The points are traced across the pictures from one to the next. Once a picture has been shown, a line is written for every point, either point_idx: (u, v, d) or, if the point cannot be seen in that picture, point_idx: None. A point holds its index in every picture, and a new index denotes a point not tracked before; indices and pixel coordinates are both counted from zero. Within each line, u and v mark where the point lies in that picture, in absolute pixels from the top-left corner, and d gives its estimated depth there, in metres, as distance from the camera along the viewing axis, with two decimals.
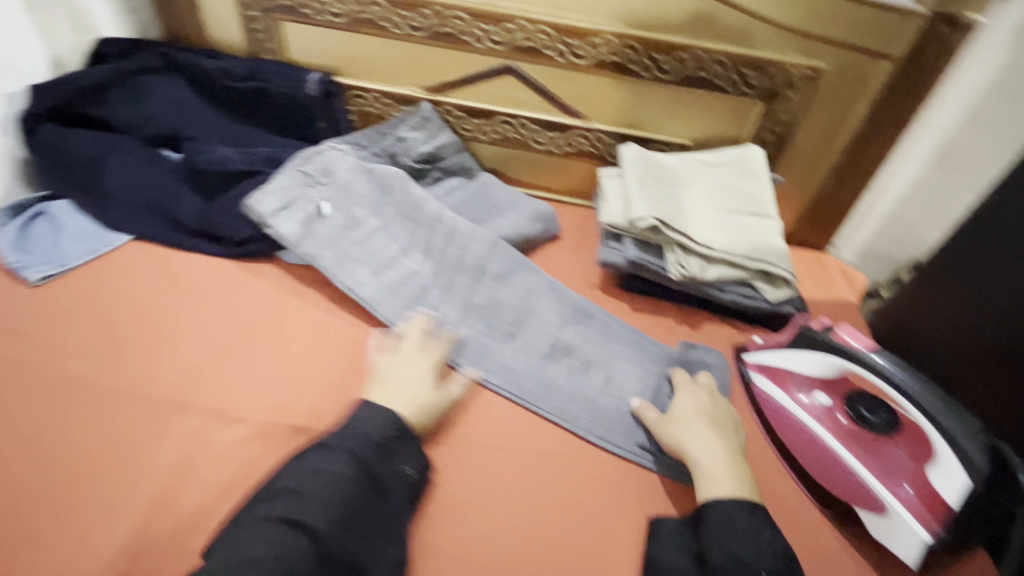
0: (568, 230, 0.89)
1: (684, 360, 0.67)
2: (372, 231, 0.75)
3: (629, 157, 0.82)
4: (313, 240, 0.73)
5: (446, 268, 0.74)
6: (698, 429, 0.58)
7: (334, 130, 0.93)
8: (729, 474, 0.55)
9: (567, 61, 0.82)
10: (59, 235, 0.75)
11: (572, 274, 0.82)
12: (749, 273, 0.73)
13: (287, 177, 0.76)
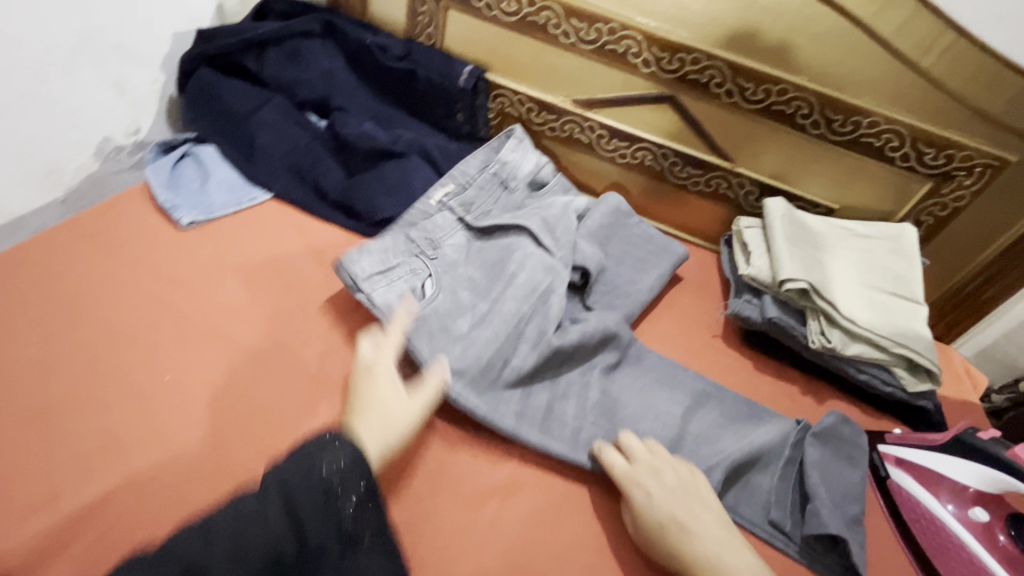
0: (691, 270, 0.87)
1: (829, 434, 0.62)
2: (480, 318, 0.63)
3: (776, 212, 0.79)
4: (415, 323, 0.60)
5: (558, 358, 0.63)
6: (688, 523, 0.51)
7: (469, 123, 0.91)
8: (728, 552, 0.50)
9: (733, 102, 0.80)
10: (206, 182, 0.77)
11: (694, 318, 0.79)
12: (896, 362, 0.69)
13: (391, 239, 0.66)
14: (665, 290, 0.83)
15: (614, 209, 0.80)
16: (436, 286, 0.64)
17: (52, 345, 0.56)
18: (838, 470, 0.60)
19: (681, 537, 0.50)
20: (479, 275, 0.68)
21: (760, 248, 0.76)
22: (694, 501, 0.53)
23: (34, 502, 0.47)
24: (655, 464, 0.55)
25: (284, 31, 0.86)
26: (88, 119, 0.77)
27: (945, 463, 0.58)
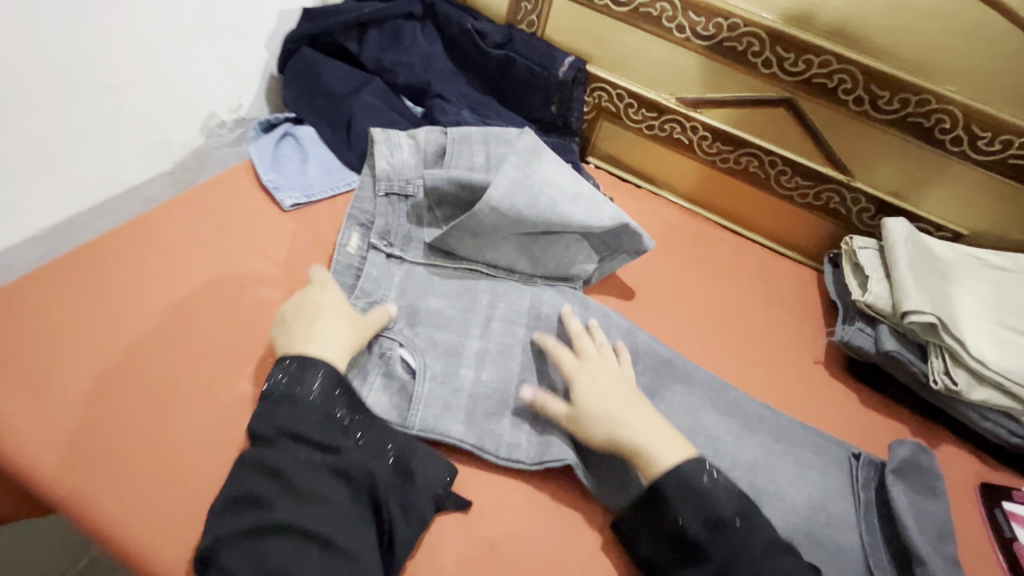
0: (792, 290, 0.81)
1: (912, 464, 0.58)
2: (477, 363, 0.59)
3: (898, 233, 0.72)
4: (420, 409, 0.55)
5: None
6: (618, 413, 0.52)
7: (563, 118, 0.89)
8: (663, 444, 0.50)
9: (861, 110, 0.74)
10: (304, 163, 0.78)
11: (792, 340, 0.74)
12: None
13: None
14: (758, 307, 0.77)
15: (540, 149, 0.70)
16: (421, 345, 0.59)
17: (166, 319, 0.58)
18: (924, 506, 0.56)
19: (609, 423, 0.52)
20: (448, 307, 0.63)
21: (877, 272, 0.71)
22: (618, 384, 0.56)
23: (157, 475, 0.48)
24: (599, 359, 0.58)
25: (386, 14, 0.86)
26: (198, 93, 0.79)
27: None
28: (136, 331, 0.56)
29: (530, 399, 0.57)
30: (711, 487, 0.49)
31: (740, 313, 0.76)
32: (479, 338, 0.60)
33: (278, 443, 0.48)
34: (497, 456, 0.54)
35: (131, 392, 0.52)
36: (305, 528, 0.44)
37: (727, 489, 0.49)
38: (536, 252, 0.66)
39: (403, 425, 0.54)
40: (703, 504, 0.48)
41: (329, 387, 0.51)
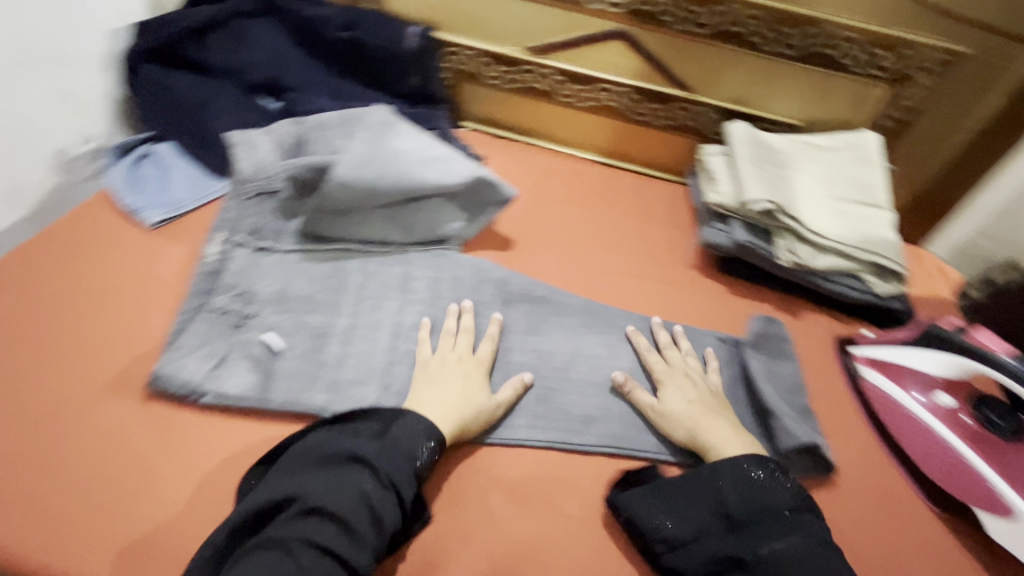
0: (664, 207, 0.87)
1: (765, 335, 0.67)
2: (347, 333, 0.61)
3: (737, 136, 0.79)
4: (282, 384, 0.56)
5: (461, 337, 0.64)
6: (700, 419, 0.58)
7: (426, 89, 0.90)
8: (730, 444, 0.56)
9: (683, 29, 0.79)
10: (165, 179, 0.77)
11: (667, 251, 0.80)
12: (866, 268, 0.71)
13: (204, 324, 0.59)
14: (631, 228, 0.83)
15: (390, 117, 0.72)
16: (289, 330, 0.60)
17: (37, 358, 0.57)
18: (778, 368, 0.65)
19: (688, 428, 0.58)
20: (316, 289, 0.65)
21: (724, 174, 0.77)
22: (705, 391, 0.61)
23: (52, 505, 0.49)
24: (683, 366, 0.63)
25: (221, 14, 0.84)
26: (37, 130, 0.76)
27: (905, 355, 0.60)
28: (10, 376, 0.56)
29: (403, 360, 0.61)
30: (767, 482, 0.52)
31: (618, 237, 0.81)
32: (349, 315, 0.63)
33: (371, 479, 0.48)
34: None
35: (15, 434, 0.53)
36: (375, 537, 0.46)
37: (783, 485, 0.52)
38: (404, 220, 0.70)
39: (263, 400, 0.55)
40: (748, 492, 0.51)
41: (432, 451, 0.52)
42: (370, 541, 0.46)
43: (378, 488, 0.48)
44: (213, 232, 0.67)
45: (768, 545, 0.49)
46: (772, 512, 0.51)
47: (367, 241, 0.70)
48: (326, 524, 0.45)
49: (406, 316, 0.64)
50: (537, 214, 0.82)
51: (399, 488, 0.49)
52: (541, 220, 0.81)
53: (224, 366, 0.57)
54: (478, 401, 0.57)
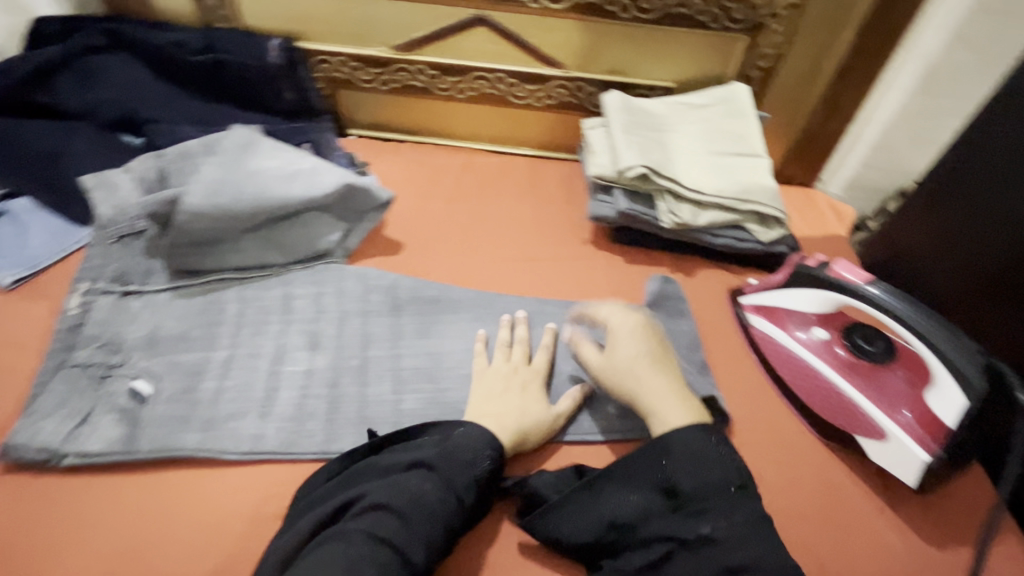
0: (558, 185, 0.87)
1: (661, 296, 0.66)
2: (223, 366, 0.59)
3: (612, 105, 0.78)
4: (150, 432, 0.54)
5: (346, 351, 0.62)
6: (641, 373, 0.55)
7: (302, 100, 0.87)
8: (677, 408, 0.53)
9: (540, 6, 0.78)
10: (22, 235, 0.72)
11: (562, 230, 0.80)
12: (749, 218, 0.73)
13: (63, 380, 0.56)
14: (526, 211, 0.81)
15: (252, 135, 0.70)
16: (160, 374, 0.58)
17: None
18: (675, 327, 0.64)
19: (626, 382, 0.55)
20: (188, 326, 0.62)
21: (602, 145, 0.77)
22: (653, 343, 0.57)
23: None
24: (632, 316, 0.59)
25: (67, 54, 0.79)
26: None
27: (785, 297, 0.62)
28: None
29: (286, 384, 0.59)
30: (707, 454, 0.49)
31: (512, 221, 0.79)
32: (226, 346, 0.61)
33: (436, 475, 0.48)
34: (239, 453, 0.54)
35: None
36: (433, 533, 0.46)
37: (727, 459, 0.49)
38: (277, 240, 0.67)
39: (129, 451, 0.53)
40: (689, 465, 0.49)
41: (494, 460, 0.51)
42: (435, 540, 0.46)
43: (439, 491, 0.47)
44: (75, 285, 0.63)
45: (705, 521, 0.47)
46: (713, 488, 0.48)
47: (243, 269, 0.67)
48: (386, 518, 0.46)
49: (288, 338, 0.62)
50: (427, 210, 0.79)
51: (459, 493, 0.48)
52: (432, 216, 0.79)
53: (86, 422, 0.54)
54: (538, 414, 0.56)
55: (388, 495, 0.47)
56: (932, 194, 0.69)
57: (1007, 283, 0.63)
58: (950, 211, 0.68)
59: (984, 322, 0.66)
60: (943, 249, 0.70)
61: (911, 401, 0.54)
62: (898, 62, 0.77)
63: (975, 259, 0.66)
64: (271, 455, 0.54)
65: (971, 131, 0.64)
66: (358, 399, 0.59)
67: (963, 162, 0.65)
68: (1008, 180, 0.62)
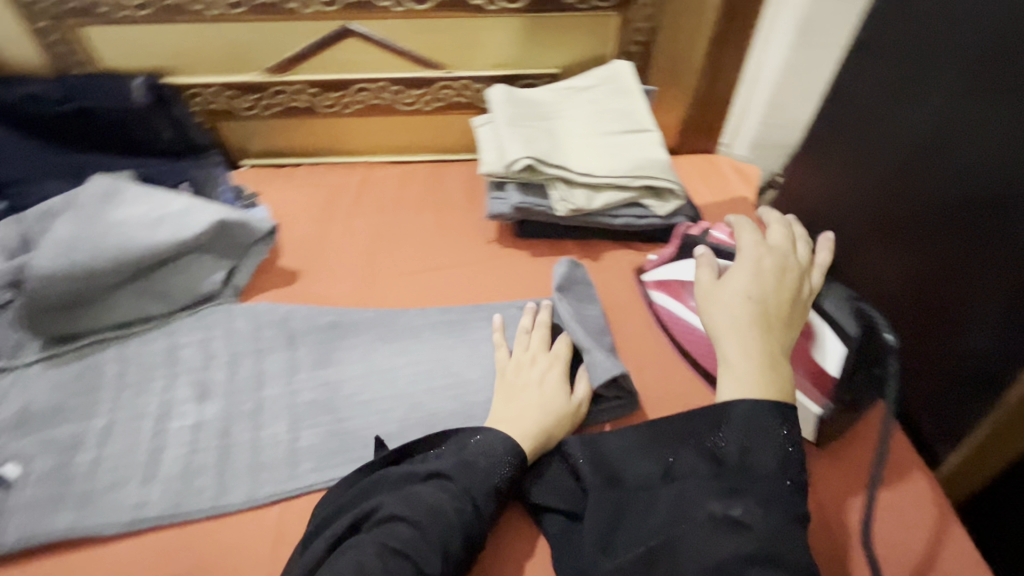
0: (460, 184, 0.83)
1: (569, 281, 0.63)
2: (102, 432, 0.56)
3: (495, 99, 0.74)
4: (24, 512, 0.50)
5: (232, 405, 0.57)
6: (748, 322, 0.43)
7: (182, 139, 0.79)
8: (738, 369, 0.42)
9: (406, 8, 0.71)
10: None
11: (466, 232, 0.75)
12: (644, 193, 0.70)
13: None
14: (415, 217, 0.77)
15: (125, 190, 0.65)
16: (36, 450, 0.54)
17: None
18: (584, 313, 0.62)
19: (727, 324, 0.44)
20: (62, 397, 0.58)
21: (488, 141, 0.73)
22: (774, 287, 0.45)
23: None
24: (760, 246, 0.48)
25: None
26: None
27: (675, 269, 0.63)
28: None
29: (172, 442, 0.55)
30: (762, 422, 0.40)
31: (405, 231, 0.75)
32: (106, 412, 0.57)
33: (450, 483, 0.45)
34: (117, 526, 0.50)
35: None
36: (450, 542, 0.43)
37: (778, 426, 0.40)
38: (155, 288, 0.63)
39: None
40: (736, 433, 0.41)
41: (515, 469, 0.46)
42: (455, 546, 0.43)
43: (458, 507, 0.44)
44: None
45: (736, 503, 0.38)
46: (767, 471, 0.39)
47: (123, 324, 0.63)
48: (400, 526, 0.43)
49: (175, 392, 0.58)
50: (309, 232, 0.74)
51: (477, 503, 0.45)
52: (315, 240, 0.73)
53: None
54: (559, 405, 0.51)
55: (404, 505, 0.44)
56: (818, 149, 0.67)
57: None
58: None
59: None
60: None
61: (797, 357, 0.50)
62: (768, 20, 0.72)
63: None
64: (154, 523, 0.50)
65: (835, 82, 0.61)
66: (247, 459, 0.54)
67: (834, 113, 0.63)
68: None
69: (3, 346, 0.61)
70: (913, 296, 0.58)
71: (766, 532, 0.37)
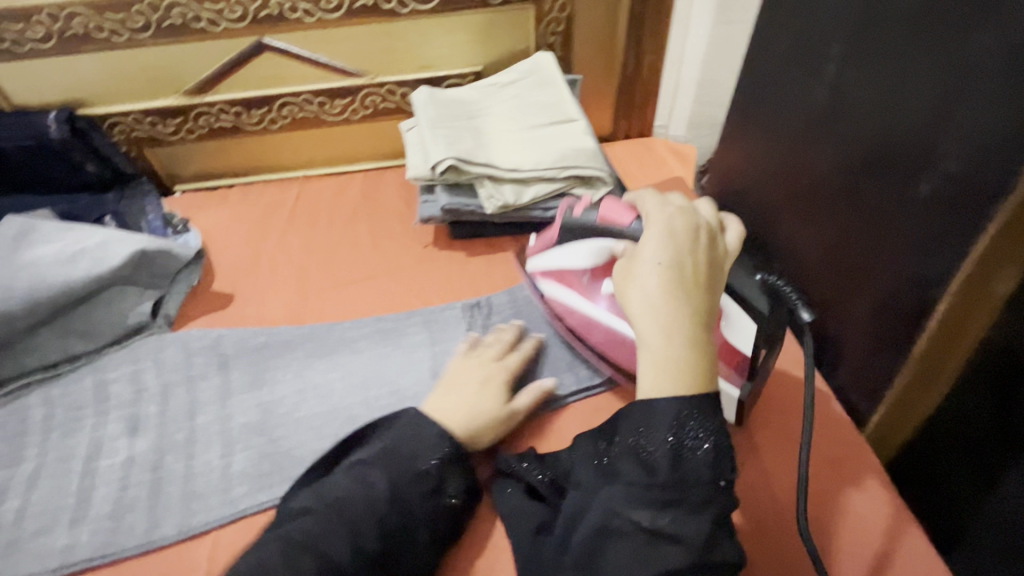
0: (482, 251, 0.93)
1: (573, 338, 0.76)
2: (146, 453, 0.68)
3: (526, 170, 0.87)
4: (89, 513, 0.63)
5: (263, 427, 0.71)
6: (649, 291, 0.54)
7: (281, 213, 1.03)
8: (664, 373, 0.52)
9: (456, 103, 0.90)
10: None
11: (481, 287, 0.88)
12: (574, 183, 0.90)
13: (23, 474, 0.67)
14: (427, 264, 0.92)
15: (142, 251, 0.79)
16: (104, 464, 0.68)
17: None
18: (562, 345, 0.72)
19: (637, 301, 0.54)
20: (123, 423, 0.71)
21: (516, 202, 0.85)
22: (685, 254, 0.56)
23: None
24: (677, 214, 0.60)
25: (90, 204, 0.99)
26: None
27: (564, 254, 0.74)
28: None
29: (204, 469, 0.67)
30: (660, 425, 0.50)
31: (418, 274, 0.90)
32: (154, 439, 0.70)
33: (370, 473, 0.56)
34: (145, 536, 0.61)
35: None
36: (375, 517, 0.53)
37: (698, 444, 0.50)
38: (217, 339, 0.80)
39: (72, 529, 0.62)
40: (665, 447, 0.50)
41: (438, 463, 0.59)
42: (378, 527, 0.53)
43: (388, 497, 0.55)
44: (43, 391, 0.74)
45: (665, 515, 0.48)
46: (699, 478, 0.49)
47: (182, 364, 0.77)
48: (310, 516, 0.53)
49: (209, 423, 0.71)
50: (343, 271, 0.91)
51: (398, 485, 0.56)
52: (344, 279, 0.91)
53: (39, 507, 0.64)
54: (494, 407, 0.66)
55: (337, 493, 0.55)
56: (796, 201, 0.74)
57: (855, 280, 0.66)
58: (808, 217, 0.72)
59: (850, 324, 0.68)
60: (812, 254, 0.73)
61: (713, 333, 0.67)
62: (741, 102, 0.83)
63: (833, 259, 0.69)
64: (174, 537, 0.62)
65: (811, 134, 0.69)
66: (265, 475, 0.66)
67: (810, 165, 0.70)
68: (837, 181, 0.66)
69: (70, 398, 0.74)
70: (876, 327, 0.64)
71: (694, 545, 0.47)
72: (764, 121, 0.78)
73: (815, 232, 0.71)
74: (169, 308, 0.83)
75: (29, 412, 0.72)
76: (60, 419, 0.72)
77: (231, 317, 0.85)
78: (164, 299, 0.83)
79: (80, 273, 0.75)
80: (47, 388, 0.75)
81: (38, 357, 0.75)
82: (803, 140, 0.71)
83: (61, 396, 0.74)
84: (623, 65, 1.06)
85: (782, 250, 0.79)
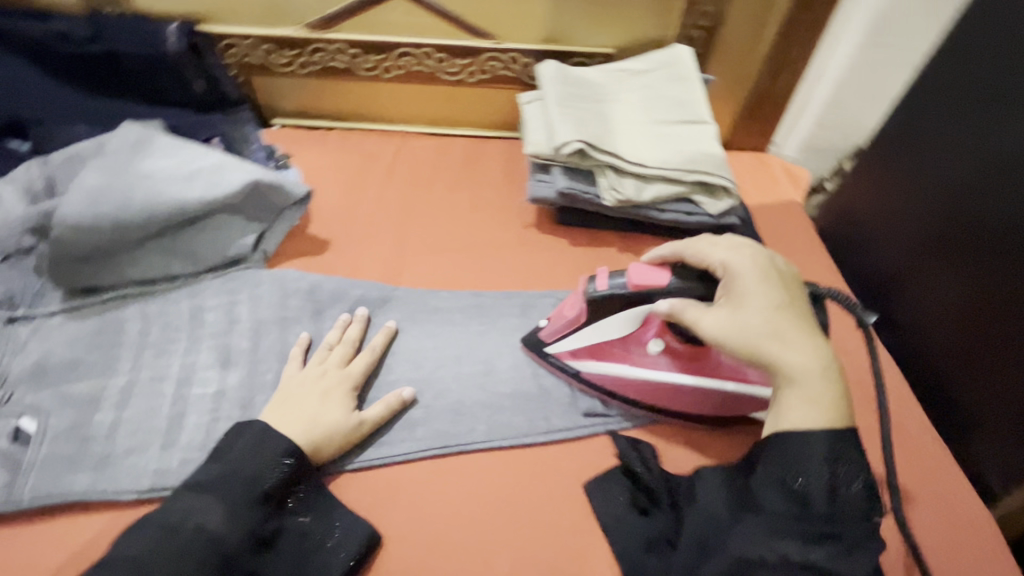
0: (585, 240, 0.89)
1: None
2: (239, 388, 0.67)
3: (651, 167, 0.83)
4: (180, 439, 0.63)
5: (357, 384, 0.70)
6: (767, 334, 0.56)
7: (380, 165, 1.00)
8: (811, 408, 0.53)
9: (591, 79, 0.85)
10: None
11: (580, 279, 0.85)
12: (697, 189, 0.85)
13: (117, 386, 0.66)
14: (526, 244, 0.88)
15: (255, 182, 0.76)
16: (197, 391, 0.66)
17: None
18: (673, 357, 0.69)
19: (750, 341, 0.56)
20: (217, 354, 0.70)
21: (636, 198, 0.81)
22: (774, 286, 0.59)
23: None
24: (740, 243, 0.64)
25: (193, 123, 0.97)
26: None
27: (597, 331, 0.66)
28: None
29: None
30: (811, 458, 0.51)
31: (516, 254, 0.87)
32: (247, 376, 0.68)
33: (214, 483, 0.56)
34: None
35: None
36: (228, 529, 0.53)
37: (849, 479, 0.51)
38: (313, 284, 0.77)
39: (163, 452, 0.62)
40: (821, 481, 0.50)
41: (288, 471, 0.58)
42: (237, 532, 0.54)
43: (221, 517, 0.54)
44: (140, 306, 0.73)
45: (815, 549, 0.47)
46: (852, 510, 0.50)
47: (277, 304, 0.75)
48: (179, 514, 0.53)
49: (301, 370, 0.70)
50: (437, 237, 0.88)
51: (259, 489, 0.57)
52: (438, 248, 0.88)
53: (131, 424, 0.63)
54: (337, 420, 0.63)
55: (167, 517, 0.53)
56: (951, 251, 0.74)
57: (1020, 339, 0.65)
58: (965, 268, 0.72)
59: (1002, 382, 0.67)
60: (961, 307, 0.72)
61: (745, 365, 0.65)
62: (899, 143, 0.83)
63: (993, 315, 0.68)
64: None
65: (988, 186, 0.69)
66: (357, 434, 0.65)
67: (980, 216, 0.70)
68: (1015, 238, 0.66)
69: (165, 318, 0.73)
70: None
71: None
72: (927, 174, 0.78)
73: (971, 284, 0.71)
74: (268, 245, 0.81)
75: (125, 324, 0.72)
76: (155, 337, 0.71)
77: (326, 264, 0.83)
78: (265, 234, 0.81)
79: (191, 194, 0.73)
80: (143, 304, 0.74)
81: (139, 271, 0.74)
82: (975, 202, 0.71)
83: (157, 314, 0.73)
84: (758, 72, 1.00)
85: (919, 296, 0.79)
